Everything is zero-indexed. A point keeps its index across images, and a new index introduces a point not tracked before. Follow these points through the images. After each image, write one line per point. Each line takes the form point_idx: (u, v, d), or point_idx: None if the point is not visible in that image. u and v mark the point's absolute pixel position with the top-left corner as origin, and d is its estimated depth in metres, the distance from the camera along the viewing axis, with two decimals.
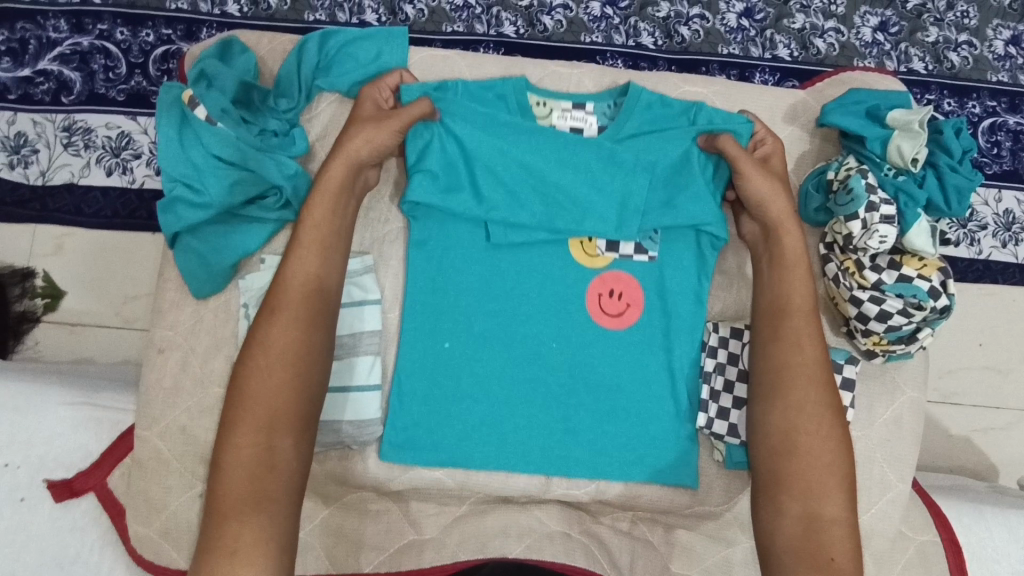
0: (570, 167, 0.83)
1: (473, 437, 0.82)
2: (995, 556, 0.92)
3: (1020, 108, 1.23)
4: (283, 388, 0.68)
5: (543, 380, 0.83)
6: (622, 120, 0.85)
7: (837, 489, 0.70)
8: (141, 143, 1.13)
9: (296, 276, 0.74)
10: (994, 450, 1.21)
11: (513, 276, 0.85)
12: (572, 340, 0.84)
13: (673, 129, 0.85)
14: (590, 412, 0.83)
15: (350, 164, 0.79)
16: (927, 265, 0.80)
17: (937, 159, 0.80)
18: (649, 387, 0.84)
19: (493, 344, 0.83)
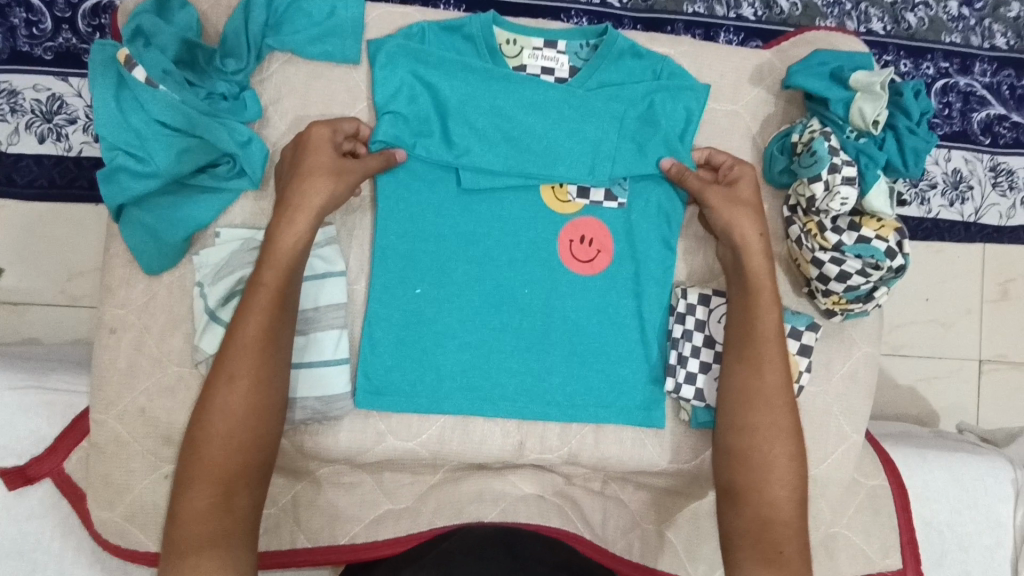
0: (541, 112, 0.84)
1: (446, 380, 0.83)
2: (936, 495, 0.99)
3: (970, 70, 1.27)
4: (241, 446, 0.67)
5: (514, 325, 0.84)
6: (591, 68, 0.86)
7: (791, 500, 0.74)
8: (76, 107, 1.04)
9: (251, 329, 0.70)
10: (936, 397, 1.29)
11: (484, 225, 0.84)
12: (544, 286, 0.85)
13: (640, 81, 0.86)
14: (563, 365, 0.84)
15: (303, 216, 0.74)
16: (884, 226, 0.82)
17: (897, 121, 0.81)
18: (619, 349, 0.85)
19: (463, 294, 0.83)
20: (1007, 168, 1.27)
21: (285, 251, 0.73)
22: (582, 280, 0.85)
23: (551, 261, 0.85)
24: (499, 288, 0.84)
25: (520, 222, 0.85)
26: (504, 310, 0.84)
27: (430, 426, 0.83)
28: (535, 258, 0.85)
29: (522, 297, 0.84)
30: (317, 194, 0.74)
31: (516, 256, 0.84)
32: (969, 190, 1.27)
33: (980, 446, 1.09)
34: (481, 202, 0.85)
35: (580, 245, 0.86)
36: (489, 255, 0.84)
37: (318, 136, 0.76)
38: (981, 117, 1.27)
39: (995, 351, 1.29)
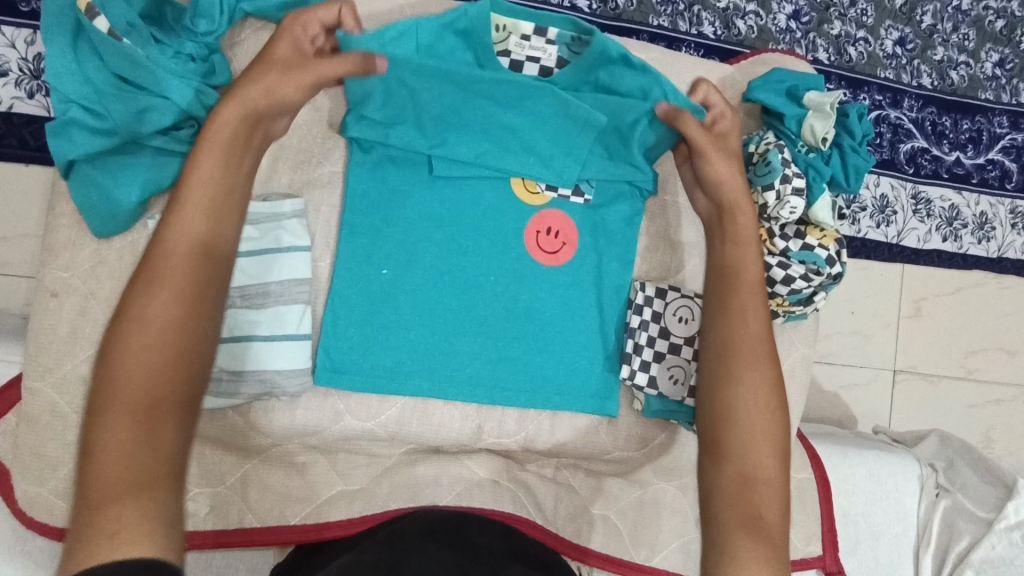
0: (519, 116, 0.82)
1: (405, 362, 0.82)
2: (854, 488, 1.08)
3: (900, 103, 1.39)
4: (169, 372, 0.55)
5: (478, 311, 0.85)
6: (577, 67, 0.81)
7: (773, 455, 0.71)
8: (9, 59, 0.97)
9: (181, 235, 0.62)
10: (857, 401, 1.40)
11: (453, 208, 0.85)
12: (509, 274, 0.86)
13: (631, 89, 0.81)
14: (526, 348, 0.86)
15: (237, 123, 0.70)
16: (825, 236, 0.89)
17: (842, 140, 0.88)
18: (577, 339, 0.88)
19: (429, 277, 0.84)
20: (926, 197, 1.40)
21: (214, 174, 0.66)
22: (547, 266, 0.87)
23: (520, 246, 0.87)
24: (465, 271, 0.85)
25: (491, 209, 0.86)
26: (467, 289, 0.85)
27: (390, 407, 0.83)
28: (503, 246, 0.86)
29: (490, 280, 0.85)
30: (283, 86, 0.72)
31: (487, 241, 0.86)
32: (894, 214, 1.39)
33: (893, 446, 1.19)
34: (454, 187, 0.86)
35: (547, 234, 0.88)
36: (457, 239, 0.85)
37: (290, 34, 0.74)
38: (907, 148, 1.39)
39: (908, 361, 1.42)
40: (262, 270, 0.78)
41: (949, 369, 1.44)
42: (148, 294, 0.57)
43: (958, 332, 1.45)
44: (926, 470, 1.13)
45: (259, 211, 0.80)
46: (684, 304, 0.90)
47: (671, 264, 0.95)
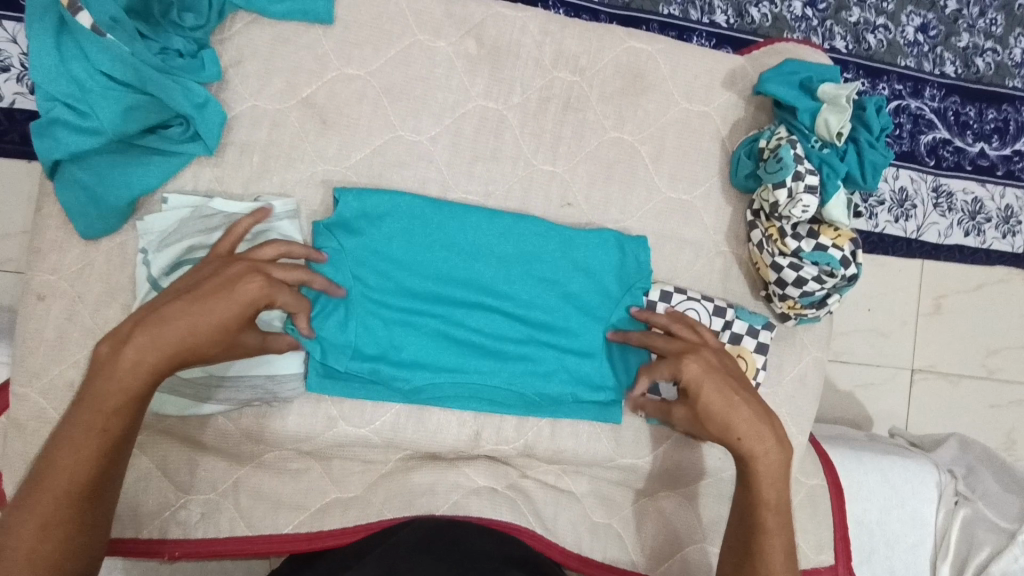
0: (492, 258, 0.82)
1: (399, 384, 0.79)
2: (867, 494, 1.04)
3: (921, 94, 1.33)
4: (78, 547, 0.56)
5: (475, 333, 0.81)
6: (536, 245, 0.83)
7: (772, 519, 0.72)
8: (10, 54, 0.97)
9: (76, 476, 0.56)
10: (873, 403, 1.36)
11: (451, 231, 0.81)
12: (508, 293, 0.82)
13: (590, 238, 0.84)
14: (535, 365, 0.82)
15: (219, 311, 0.61)
16: (840, 235, 0.85)
17: (858, 134, 0.83)
18: (586, 346, 0.84)
19: (430, 321, 0.80)
20: (947, 190, 1.34)
21: (137, 370, 0.58)
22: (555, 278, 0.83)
23: (527, 264, 0.82)
24: (470, 310, 0.81)
25: (482, 239, 0.81)
26: (473, 330, 0.81)
27: (384, 413, 0.80)
28: (508, 275, 0.82)
29: (498, 316, 0.82)
30: (225, 300, 0.62)
31: (491, 274, 0.81)
32: (913, 208, 1.33)
33: (910, 450, 1.15)
34: (440, 213, 0.80)
35: (554, 245, 0.83)
36: (454, 276, 0.81)
37: (239, 290, 0.63)
38: (929, 140, 1.33)
39: (926, 361, 1.37)
40: None
41: (970, 369, 1.39)
42: (35, 527, 0.54)
43: (980, 330, 1.39)
44: (944, 477, 1.08)
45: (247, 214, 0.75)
46: (691, 306, 0.86)
47: (681, 257, 0.90)
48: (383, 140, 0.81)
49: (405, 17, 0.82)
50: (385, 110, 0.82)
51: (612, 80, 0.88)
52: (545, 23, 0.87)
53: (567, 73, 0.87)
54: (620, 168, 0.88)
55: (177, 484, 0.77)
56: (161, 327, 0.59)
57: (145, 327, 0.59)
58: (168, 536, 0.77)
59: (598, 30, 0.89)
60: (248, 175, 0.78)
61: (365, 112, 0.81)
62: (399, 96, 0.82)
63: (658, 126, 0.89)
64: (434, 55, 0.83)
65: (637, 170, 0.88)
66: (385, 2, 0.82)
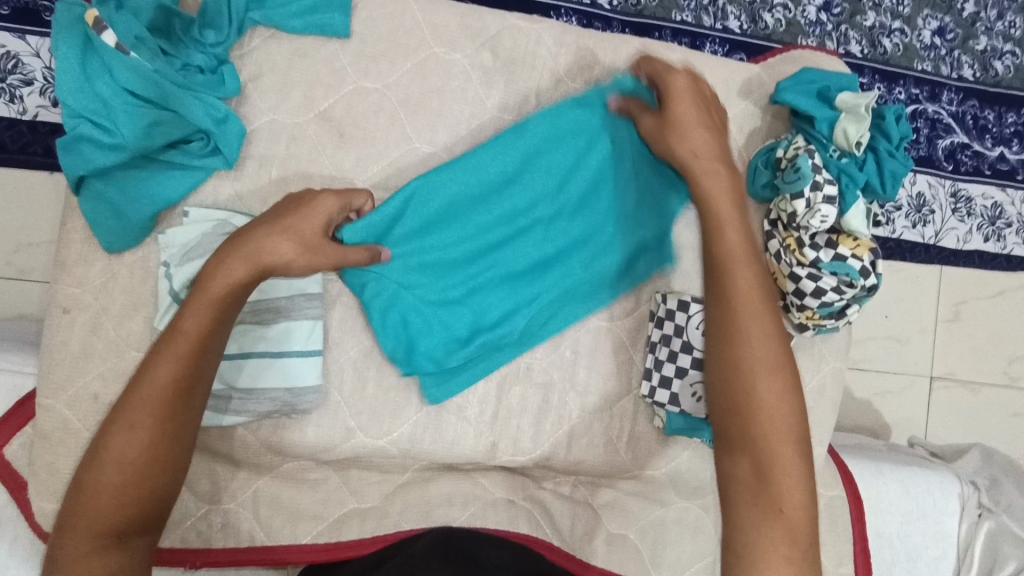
0: (495, 187, 0.81)
1: (496, 342, 0.83)
2: (889, 506, 1.02)
3: (938, 97, 1.31)
4: (161, 454, 0.60)
5: (522, 280, 0.83)
6: (524, 145, 0.81)
7: (792, 445, 0.64)
8: (33, 67, 0.99)
9: (159, 382, 0.61)
10: (891, 411, 1.34)
11: (449, 192, 0.80)
12: (517, 208, 0.82)
13: (579, 111, 0.83)
14: (535, 266, 0.83)
15: (203, 305, 0.64)
16: (860, 245, 0.84)
17: (877, 144, 0.83)
18: (624, 216, 0.85)
19: (485, 275, 0.82)
20: (966, 194, 1.33)
21: (190, 325, 0.63)
22: (575, 166, 0.83)
23: (543, 164, 0.82)
24: (515, 253, 0.83)
25: (483, 180, 0.81)
26: (519, 260, 0.83)
27: (401, 424, 0.81)
28: (527, 192, 0.82)
29: (523, 230, 0.83)
30: (217, 282, 0.65)
31: (504, 202, 0.81)
32: (931, 214, 1.32)
33: (931, 461, 1.13)
34: (432, 182, 0.79)
35: (566, 126, 0.83)
36: (484, 228, 0.81)
37: (314, 206, 0.70)
38: (946, 144, 1.32)
39: (946, 369, 1.35)
40: (273, 284, 0.77)
41: (991, 377, 1.36)
42: (125, 429, 0.59)
43: (1001, 338, 1.37)
44: (967, 489, 1.06)
45: None
46: None
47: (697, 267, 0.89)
48: (400, 153, 0.82)
49: (421, 30, 0.83)
50: (402, 122, 0.82)
51: None
52: (560, 34, 0.87)
53: (582, 84, 0.87)
54: None
55: (197, 495, 0.78)
56: (236, 248, 0.66)
57: (232, 245, 0.67)
58: (187, 547, 0.77)
59: (614, 41, 0.89)
60: (266, 189, 0.78)
61: (382, 125, 0.82)
62: (415, 108, 0.82)
63: None
64: (450, 67, 0.83)
65: None
66: (401, 16, 0.82)
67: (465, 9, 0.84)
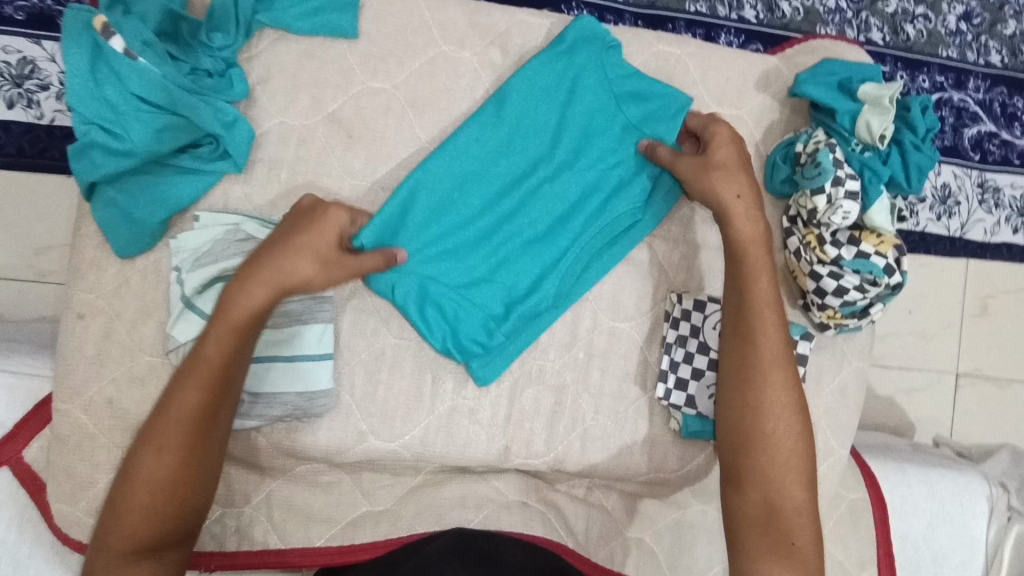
0: (494, 155, 0.80)
1: (522, 314, 0.81)
2: (915, 508, 0.99)
3: (964, 85, 1.27)
4: (189, 474, 0.61)
5: (537, 248, 0.82)
6: (507, 110, 0.80)
7: (799, 483, 0.69)
8: (49, 73, 0.99)
9: (186, 406, 0.62)
10: (916, 409, 1.30)
11: (455, 171, 0.79)
12: (516, 171, 0.81)
13: (553, 75, 0.81)
14: (537, 230, 0.82)
15: (228, 330, 0.64)
16: (883, 241, 0.82)
17: (903, 136, 0.80)
18: (625, 164, 0.83)
19: (503, 251, 0.81)
20: (993, 184, 1.28)
21: (216, 349, 0.64)
22: (566, 123, 0.81)
23: (532, 123, 0.81)
24: (529, 222, 0.81)
25: (482, 152, 0.79)
26: (531, 228, 0.81)
27: (413, 427, 0.80)
28: (527, 151, 0.81)
29: (524, 193, 0.81)
30: (237, 303, 0.64)
31: (503, 167, 0.80)
32: (956, 206, 1.27)
33: (958, 462, 1.09)
34: (437, 165, 0.78)
35: (540, 85, 0.81)
36: (494, 199, 0.80)
37: (327, 223, 0.69)
38: (972, 133, 1.27)
39: (973, 366, 1.31)
40: None
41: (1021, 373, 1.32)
42: (155, 451, 0.61)
43: None
44: (996, 490, 1.03)
45: None
46: None
47: (713, 265, 0.87)
48: (409, 153, 0.81)
49: (429, 28, 0.82)
50: (411, 122, 0.81)
51: None
52: None
53: None
54: None
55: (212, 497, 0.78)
56: (255, 271, 0.66)
57: (250, 268, 0.66)
58: (204, 549, 0.77)
59: (626, 35, 0.87)
60: (276, 192, 0.78)
61: (391, 125, 0.81)
62: (424, 108, 0.81)
63: None
64: (459, 65, 0.82)
65: None
66: (408, 15, 0.81)
67: (474, 6, 0.83)
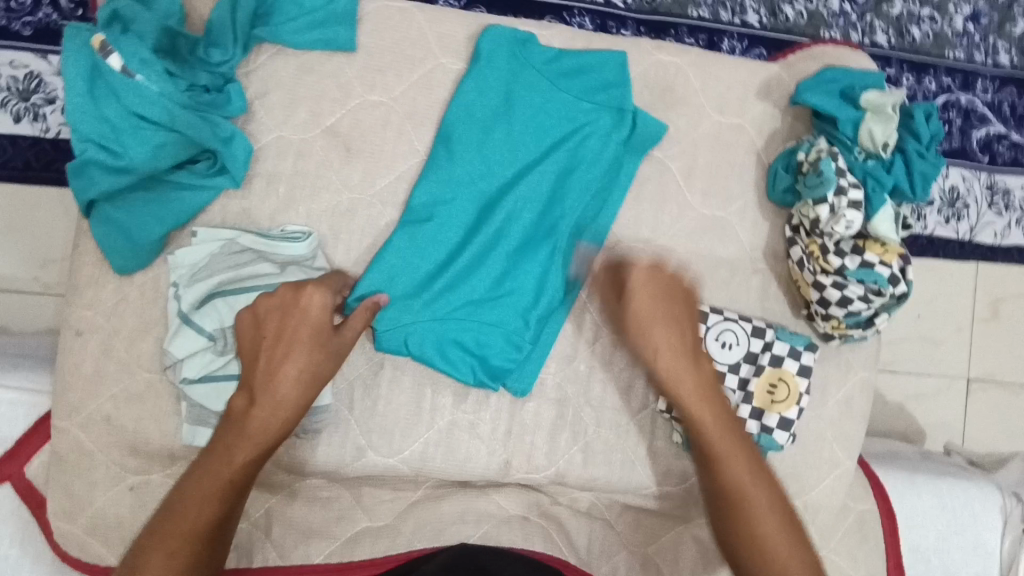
0: (472, 169, 0.79)
1: (524, 311, 0.79)
2: (924, 519, 0.97)
3: (972, 86, 1.25)
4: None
5: (524, 247, 0.79)
6: (459, 121, 0.79)
7: (770, 503, 0.67)
8: (54, 86, 1.00)
9: (204, 511, 0.61)
10: (925, 417, 1.28)
11: (442, 198, 0.78)
12: (489, 173, 0.79)
13: (489, 82, 0.80)
14: (519, 229, 0.79)
15: (248, 443, 0.64)
16: (888, 250, 0.80)
17: (905, 144, 0.78)
18: (593, 139, 0.81)
19: (499, 262, 0.78)
20: (1004, 187, 1.26)
21: (236, 458, 0.63)
22: (515, 123, 0.79)
23: (488, 147, 0.79)
24: (513, 239, 0.79)
25: (455, 166, 0.79)
26: (513, 228, 0.79)
27: (412, 442, 0.80)
28: (489, 152, 0.79)
29: (493, 193, 0.79)
30: (260, 423, 0.65)
31: (476, 174, 0.79)
32: (965, 209, 1.25)
33: (971, 471, 1.07)
34: (425, 197, 0.79)
35: (482, 98, 0.79)
36: (481, 212, 0.79)
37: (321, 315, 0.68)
38: (981, 135, 1.25)
39: (984, 372, 1.29)
40: None
41: None
42: (166, 555, 0.59)
43: None
44: (1009, 501, 0.99)
45: (277, 250, 0.75)
46: (729, 327, 0.83)
47: (716, 276, 0.86)
48: (407, 166, 0.81)
49: (427, 39, 0.81)
50: (410, 135, 0.81)
51: (640, 94, 0.85)
52: (569, 39, 0.85)
53: None
54: (650, 186, 0.85)
55: None
56: (270, 379, 0.66)
57: (263, 378, 0.66)
58: None
59: (625, 43, 0.86)
60: (274, 206, 0.78)
61: (389, 137, 0.80)
62: (422, 120, 0.81)
63: (690, 140, 0.86)
64: (457, 77, 0.82)
65: (666, 188, 0.85)
66: (406, 27, 0.81)
67: (472, 17, 0.83)
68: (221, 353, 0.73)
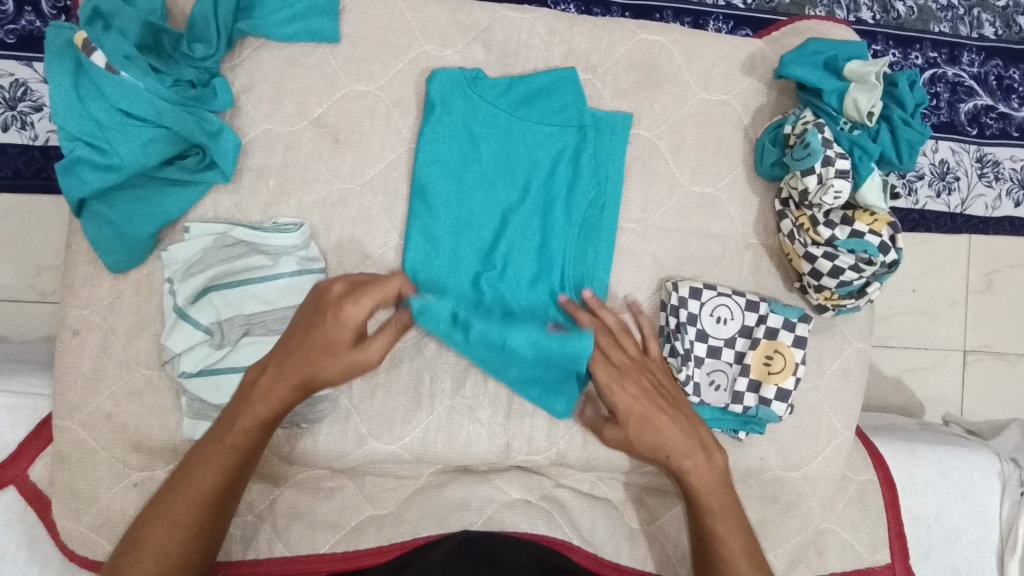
0: (460, 211, 0.79)
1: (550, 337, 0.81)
2: (925, 488, 0.98)
3: (958, 59, 1.25)
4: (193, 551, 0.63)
5: (539, 276, 0.81)
6: (433, 165, 0.79)
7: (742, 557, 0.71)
8: (42, 93, 1.00)
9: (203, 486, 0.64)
10: (923, 388, 1.29)
11: (436, 244, 0.79)
12: (476, 214, 0.80)
13: (451, 125, 0.80)
14: (527, 263, 0.80)
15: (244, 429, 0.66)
16: (877, 220, 0.82)
17: (891, 112, 0.79)
18: (570, 154, 0.82)
19: (517, 294, 0.80)
20: (993, 159, 1.27)
21: (241, 432, 0.66)
22: (485, 160, 0.80)
23: (466, 186, 0.80)
24: (524, 270, 0.80)
25: (441, 216, 0.79)
26: (521, 262, 0.80)
27: (412, 428, 0.80)
28: (469, 192, 0.80)
29: (488, 232, 0.80)
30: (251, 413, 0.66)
31: (465, 218, 0.79)
32: (956, 181, 1.26)
33: (968, 438, 1.07)
34: (422, 249, 0.79)
35: (446, 146, 0.80)
36: (481, 248, 0.80)
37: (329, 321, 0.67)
38: (969, 108, 1.26)
39: (980, 342, 1.29)
40: (270, 295, 0.74)
41: None
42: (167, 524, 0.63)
43: None
44: (1008, 466, 0.99)
45: (269, 240, 0.75)
46: (722, 302, 0.84)
47: (708, 252, 0.87)
48: (397, 155, 0.81)
49: (411, 28, 0.82)
50: (397, 124, 0.81)
51: (625, 76, 0.85)
52: (553, 22, 0.85)
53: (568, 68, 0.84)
54: (636, 166, 0.85)
55: None
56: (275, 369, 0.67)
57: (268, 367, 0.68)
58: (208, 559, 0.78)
59: (608, 25, 0.86)
60: (265, 200, 0.78)
61: (377, 127, 0.80)
62: (408, 109, 0.81)
63: (677, 119, 0.86)
64: (442, 64, 0.82)
65: (654, 167, 0.86)
66: (389, 16, 0.81)
67: (455, 4, 0.83)
68: (218, 346, 0.73)
